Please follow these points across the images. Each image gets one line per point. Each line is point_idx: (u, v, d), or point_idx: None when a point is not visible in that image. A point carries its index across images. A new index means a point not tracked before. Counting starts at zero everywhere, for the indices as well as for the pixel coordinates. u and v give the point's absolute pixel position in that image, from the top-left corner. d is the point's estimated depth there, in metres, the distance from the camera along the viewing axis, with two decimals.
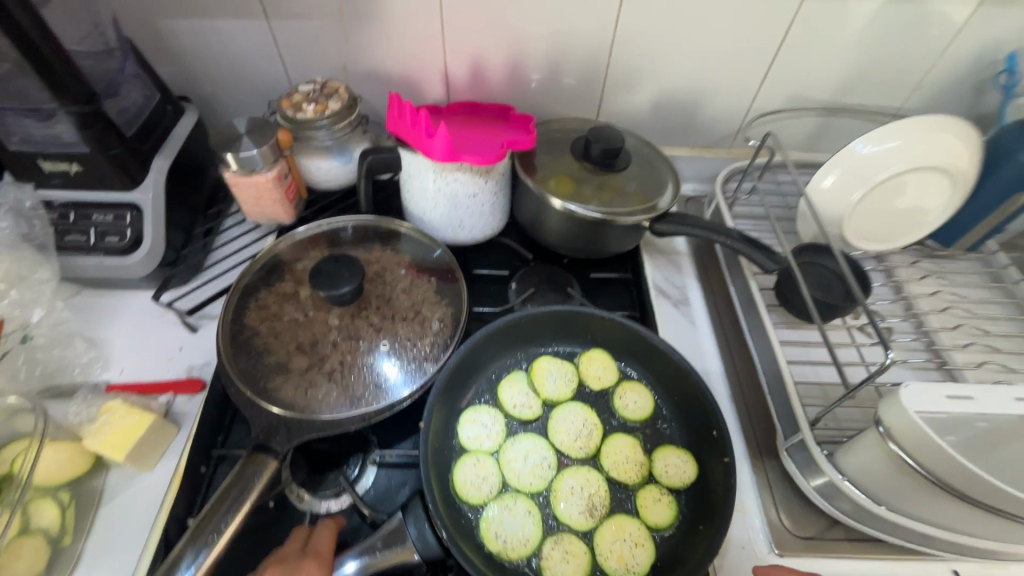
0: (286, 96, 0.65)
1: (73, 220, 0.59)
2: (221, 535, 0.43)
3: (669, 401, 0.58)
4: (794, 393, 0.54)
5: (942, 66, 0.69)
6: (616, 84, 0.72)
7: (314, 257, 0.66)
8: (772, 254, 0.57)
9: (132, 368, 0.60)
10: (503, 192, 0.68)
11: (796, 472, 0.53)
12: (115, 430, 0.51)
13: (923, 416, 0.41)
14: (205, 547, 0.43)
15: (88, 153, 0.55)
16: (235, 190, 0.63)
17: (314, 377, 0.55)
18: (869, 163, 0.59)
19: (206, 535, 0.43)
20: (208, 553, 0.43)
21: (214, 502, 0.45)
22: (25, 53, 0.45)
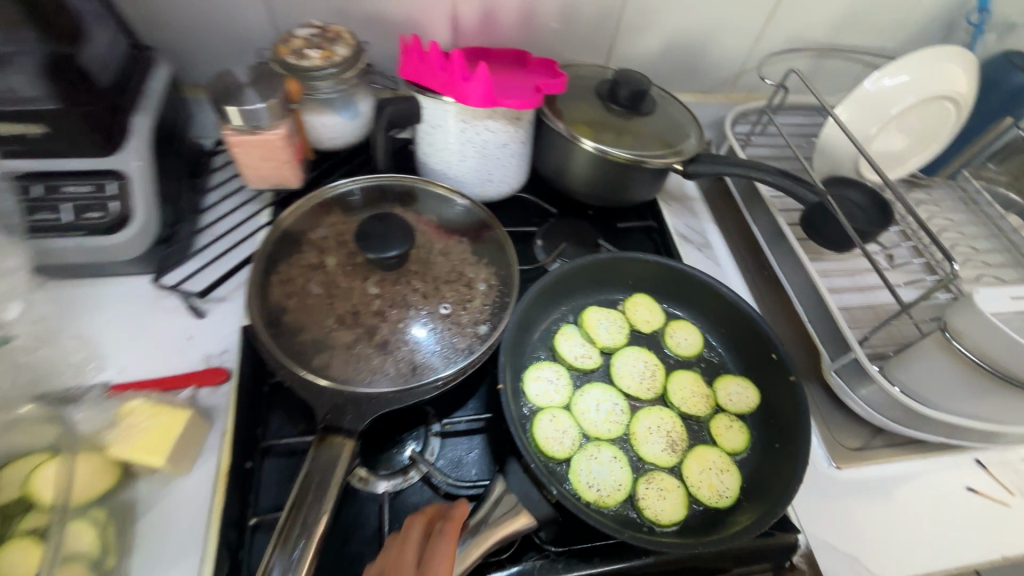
0: (281, 42, 0.57)
1: (40, 194, 0.49)
2: (312, 532, 0.40)
3: (719, 334, 0.59)
4: (839, 316, 0.57)
5: (924, 6, 0.74)
6: (629, 26, 0.70)
7: (331, 223, 0.59)
8: (810, 186, 0.59)
9: (136, 364, 0.52)
10: (529, 141, 0.65)
11: (846, 390, 0.57)
12: (146, 431, 0.45)
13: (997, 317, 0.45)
14: (302, 541, 0.39)
15: (56, 110, 0.45)
16: (238, 151, 0.55)
17: (366, 351, 0.51)
18: (882, 97, 0.61)
19: (297, 532, 0.39)
20: (306, 548, 0.39)
21: (288, 512, 0.40)
22: None
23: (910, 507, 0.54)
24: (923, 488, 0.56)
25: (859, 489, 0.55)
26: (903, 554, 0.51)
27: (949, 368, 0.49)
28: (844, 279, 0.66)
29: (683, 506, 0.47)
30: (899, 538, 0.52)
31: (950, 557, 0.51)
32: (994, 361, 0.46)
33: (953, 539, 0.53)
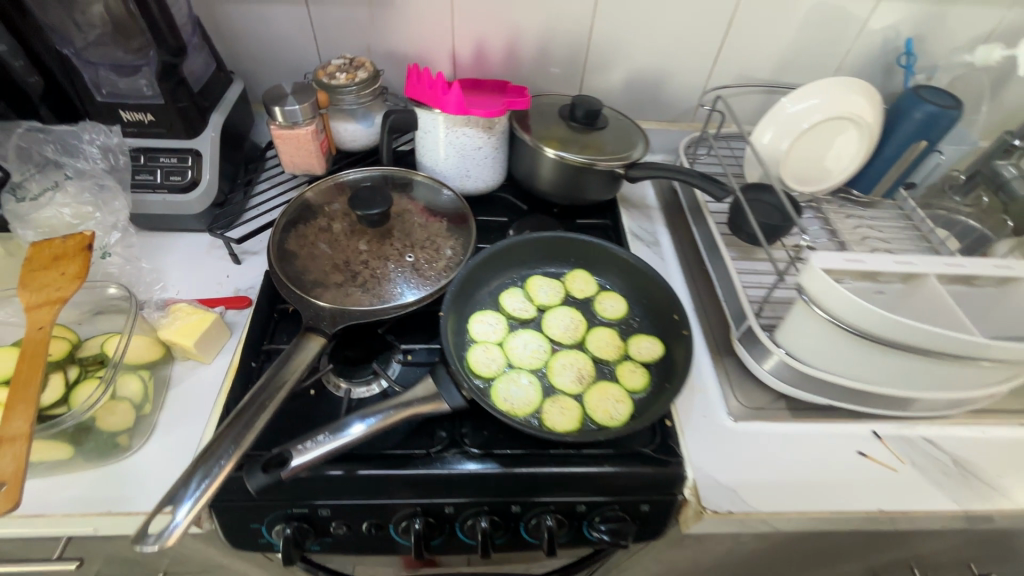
0: (321, 68, 0.78)
1: (142, 161, 0.70)
2: (221, 468, 0.48)
3: (641, 304, 0.70)
4: (742, 293, 0.68)
5: (856, 51, 0.86)
6: (594, 63, 0.87)
7: (341, 201, 0.77)
8: (722, 185, 0.72)
9: (186, 288, 0.70)
10: (502, 148, 0.82)
11: (749, 357, 0.66)
12: (185, 324, 0.62)
13: (826, 270, 0.54)
14: (207, 476, 0.47)
15: (162, 104, 0.67)
16: (279, 142, 0.75)
17: (350, 287, 0.67)
18: (795, 118, 0.74)
19: (210, 466, 0.48)
20: (210, 482, 0.47)
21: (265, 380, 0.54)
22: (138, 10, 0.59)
23: (796, 459, 0.62)
24: (814, 448, 0.63)
25: (752, 441, 0.63)
26: (779, 494, 0.58)
27: (817, 326, 0.58)
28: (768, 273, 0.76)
29: (578, 422, 0.58)
30: (780, 482, 0.59)
31: (824, 503, 0.58)
32: (843, 316, 0.55)
33: (831, 490, 0.59)
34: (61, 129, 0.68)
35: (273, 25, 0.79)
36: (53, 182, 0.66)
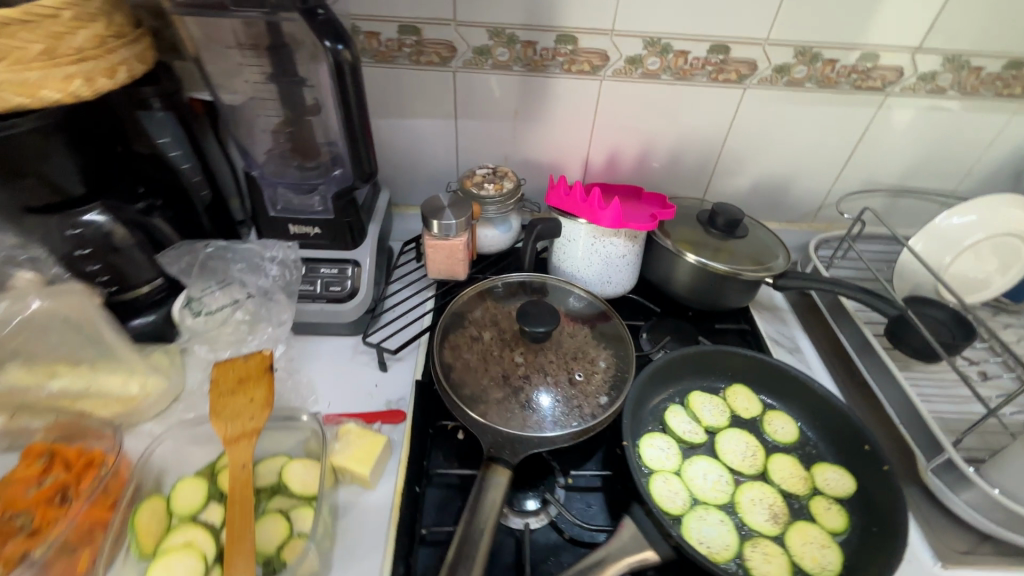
0: (466, 178, 0.80)
1: (304, 272, 0.70)
2: None
3: (814, 426, 0.67)
4: (932, 421, 0.64)
5: (988, 158, 0.86)
6: (722, 170, 0.88)
7: (486, 307, 0.77)
8: (889, 300, 0.68)
9: (337, 402, 0.68)
10: (636, 251, 0.79)
11: (945, 489, 0.61)
12: (357, 448, 0.60)
13: None
14: None
15: (332, 219, 0.68)
16: (431, 251, 0.76)
17: (512, 404, 0.64)
18: (955, 232, 0.73)
19: None
20: None
21: (464, 528, 0.51)
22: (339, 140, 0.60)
23: None
24: None
25: None
26: None
27: None
28: (933, 389, 0.72)
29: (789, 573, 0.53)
30: None
31: None
32: None
33: None
34: (250, 248, 0.71)
35: (420, 137, 0.83)
36: (234, 300, 0.68)
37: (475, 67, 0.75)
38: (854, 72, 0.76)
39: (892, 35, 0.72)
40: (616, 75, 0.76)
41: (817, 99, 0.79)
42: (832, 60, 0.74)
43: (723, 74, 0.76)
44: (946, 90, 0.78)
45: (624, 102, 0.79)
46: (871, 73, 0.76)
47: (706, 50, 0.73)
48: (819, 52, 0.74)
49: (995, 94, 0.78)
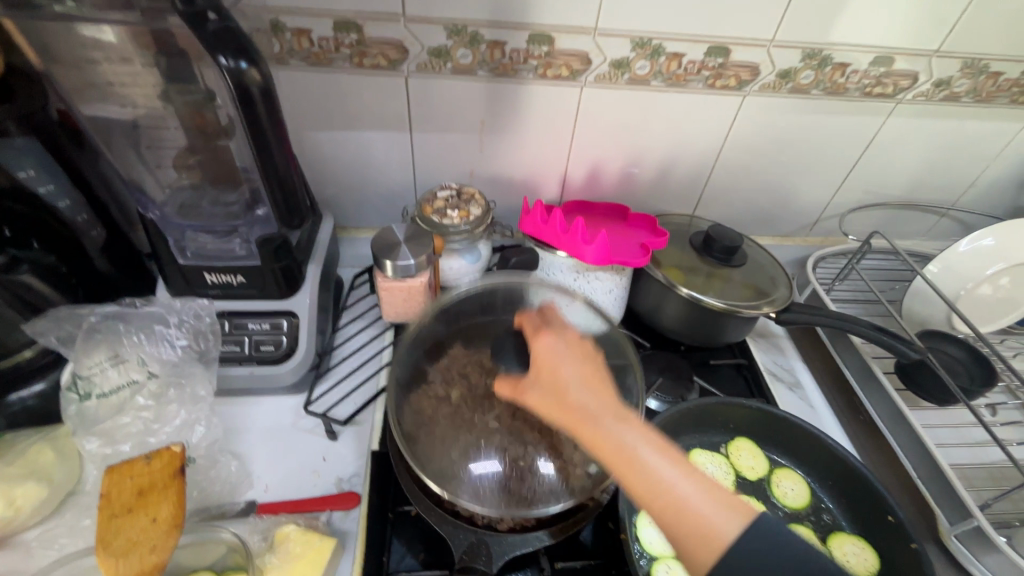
0: (425, 202, 0.67)
1: (228, 329, 0.58)
2: None
3: (826, 487, 0.60)
4: (956, 479, 0.57)
5: (996, 168, 0.79)
6: (715, 184, 0.78)
7: (453, 353, 0.64)
8: (911, 343, 0.61)
9: (277, 484, 0.56)
10: (622, 284, 0.69)
11: (970, 557, 0.55)
12: (298, 559, 0.48)
13: None
14: None
15: (259, 265, 0.55)
16: (386, 294, 0.64)
17: (487, 487, 0.53)
18: (972, 258, 0.70)
19: None
20: None
21: None
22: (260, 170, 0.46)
23: None
24: None
25: None
26: None
27: None
28: (948, 432, 0.66)
29: None
30: None
31: None
32: None
33: None
34: (151, 310, 0.57)
35: (369, 152, 0.70)
36: (133, 380, 0.53)
37: (431, 71, 0.62)
38: (865, 78, 0.67)
39: (910, 36, 0.63)
40: (599, 81, 0.65)
41: (822, 107, 0.70)
42: (842, 64, 0.65)
43: (721, 80, 0.66)
44: (961, 97, 0.70)
45: (608, 110, 0.68)
46: (884, 78, 0.67)
47: (704, 52, 0.63)
48: (829, 55, 0.64)
49: (1011, 101, 0.71)
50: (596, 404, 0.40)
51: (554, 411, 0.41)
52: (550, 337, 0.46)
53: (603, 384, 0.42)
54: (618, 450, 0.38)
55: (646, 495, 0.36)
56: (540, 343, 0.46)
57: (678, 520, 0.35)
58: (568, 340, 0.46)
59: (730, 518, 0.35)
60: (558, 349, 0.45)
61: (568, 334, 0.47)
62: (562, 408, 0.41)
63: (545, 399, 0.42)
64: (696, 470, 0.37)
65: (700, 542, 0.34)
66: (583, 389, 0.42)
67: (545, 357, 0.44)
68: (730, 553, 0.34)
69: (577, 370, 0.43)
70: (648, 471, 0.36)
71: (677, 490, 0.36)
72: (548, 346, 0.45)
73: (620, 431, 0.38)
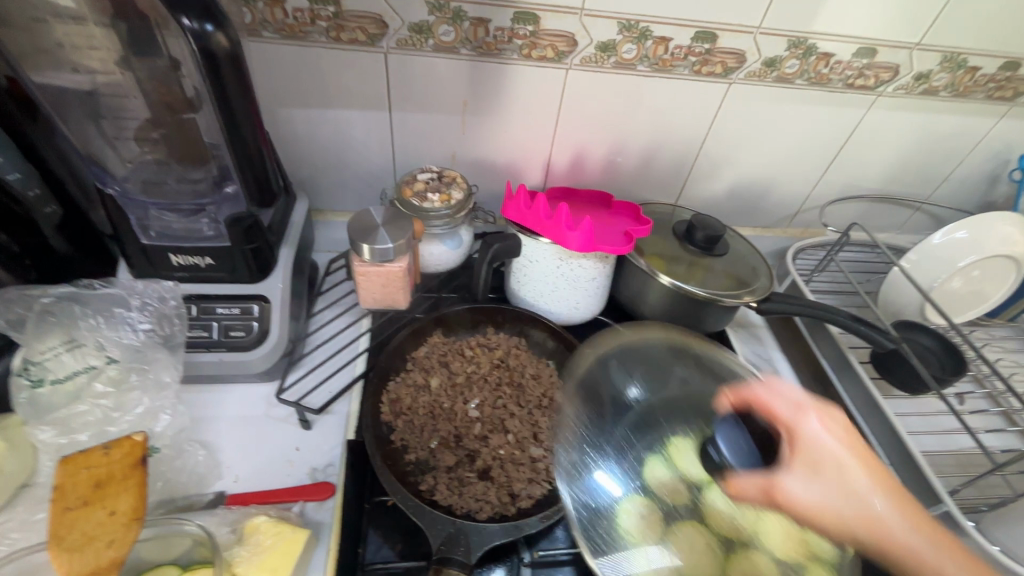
0: (405, 185, 0.65)
1: (196, 313, 0.55)
2: None
3: None
4: (928, 466, 0.58)
5: (969, 164, 0.80)
6: (699, 173, 0.78)
7: (432, 343, 0.65)
8: (887, 333, 0.61)
9: (247, 475, 0.54)
10: (605, 274, 0.69)
11: None
12: (269, 551, 0.46)
13: None
14: None
15: (228, 247, 0.53)
16: (362, 279, 0.62)
17: (465, 475, 0.54)
18: (949, 250, 0.70)
19: None
20: None
21: None
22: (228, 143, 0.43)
23: None
24: None
25: None
26: None
27: None
28: (918, 421, 0.67)
29: None
30: None
31: None
32: None
33: None
34: (111, 291, 0.54)
35: (347, 131, 0.67)
36: (91, 365, 0.51)
37: (412, 48, 0.60)
38: (848, 69, 0.67)
39: (893, 27, 0.64)
40: (584, 64, 0.63)
41: (805, 98, 0.70)
42: (827, 53, 0.65)
43: (707, 67, 0.65)
44: (939, 91, 0.71)
45: (594, 94, 0.67)
46: (866, 70, 0.67)
47: (691, 37, 0.62)
48: (814, 44, 0.64)
49: (987, 97, 0.72)
50: (883, 501, 0.42)
51: (825, 513, 0.40)
52: (820, 430, 0.42)
53: (872, 470, 0.44)
54: (899, 550, 0.40)
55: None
56: (815, 434, 0.42)
57: None
58: (834, 427, 0.43)
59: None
60: (836, 447, 0.42)
61: (832, 418, 0.44)
62: (857, 513, 0.41)
63: (830, 500, 0.40)
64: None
65: None
66: (868, 490, 0.42)
67: (815, 448, 0.42)
68: None
69: (863, 471, 0.42)
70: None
71: None
72: (830, 446, 0.42)
73: (907, 532, 0.40)
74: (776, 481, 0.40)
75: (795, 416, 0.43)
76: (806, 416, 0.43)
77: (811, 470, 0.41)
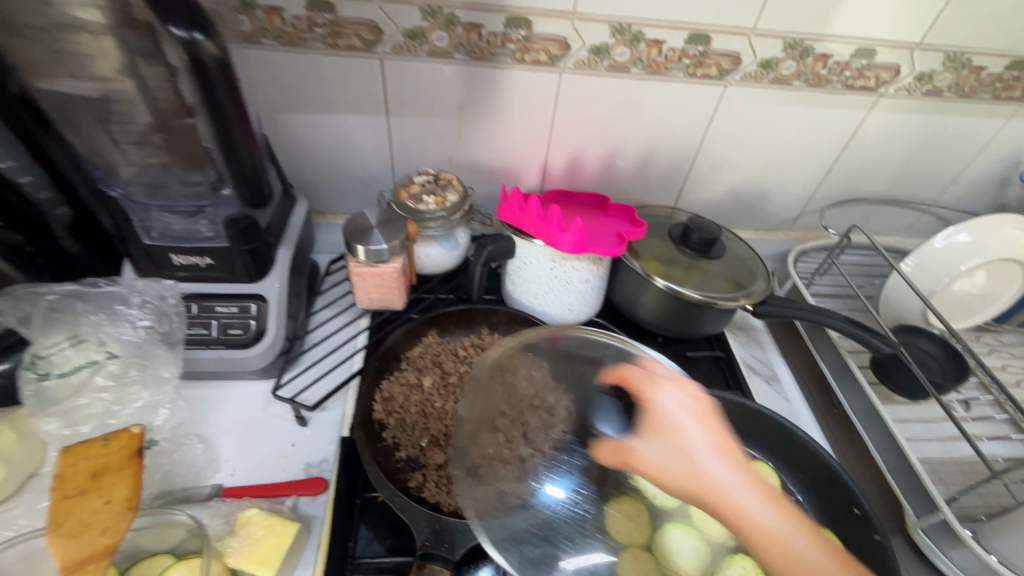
0: (402, 188, 0.66)
1: (196, 312, 0.57)
2: None
3: (797, 480, 0.60)
4: (925, 472, 0.57)
5: (977, 165, 0.79)
6: (696, 176, 0.78)
7: (426, 344, 0.66)
8: (884, 336, 0.60)
9: (242, 469, 0.56)
10: (600, 276, 0.69)
11: (935, 550, 0.55)
12: (259, 543, 0.48)
13: None
14: None
15: (226, 247, 0.55)
16: (358, 279, 0.63)
17: (453, 474, 0.54)
18: (948, 254, 0.69)
19: None
20: None
21: None
22: (223, 146, 0.45)
23: None
24: None
25: None
26: None
27: None
28: (920, 427, 0.66)
29: None
30: None
31: None
32: None
33: None
34: (114, 289, 0.56)
35: (345, 136, 0.69)
36: (92, 360, 0.53)
37: (407, 53, 0.61)
38: (847, 70, 0.66)
39: (892, 28, 0.63)
40: (578, 68, 0.64)
41: (803, 99, 0.69)
42: (824, 55, 0.64)
43: (701, 69, 0.65)
44: (943, 92, 0.69)
45: (588, 97, 0.67)
46: (865, 71, 0.66)
47: (684, 40, 0.62)
48: (811, 46, 0.64)
49: (994, 97, 0.70)
50: (734, 477, 0.39)
51: (689, 481, 0.39)
52: (666, 398, 0.43)
53: (732, 452, 0.40)
54: (761, 530, 0.37)
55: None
56: (666, 404, 0.42)
57: None
58: (687, 398, 0.43)
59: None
60: (683, 416, 0.42)
61: (686, 388, 0.44)
62: (690, 487, 0.39)
63: (670, 465, 0.40)
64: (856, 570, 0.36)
65: None
66: (718, 464, 0.39)
67: (665, 419, 0.42)
68: None
69: (716, 446, 0.40)
70: (806, 564, 0.36)
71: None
72: (673, 412, 0.42)
73: (769, 512, 0.37)
74: (632, 444, 0.43)
75: (647, 387, 0.44)
76: (656, 383, 0.44)
77: (654, 435, 0.42)
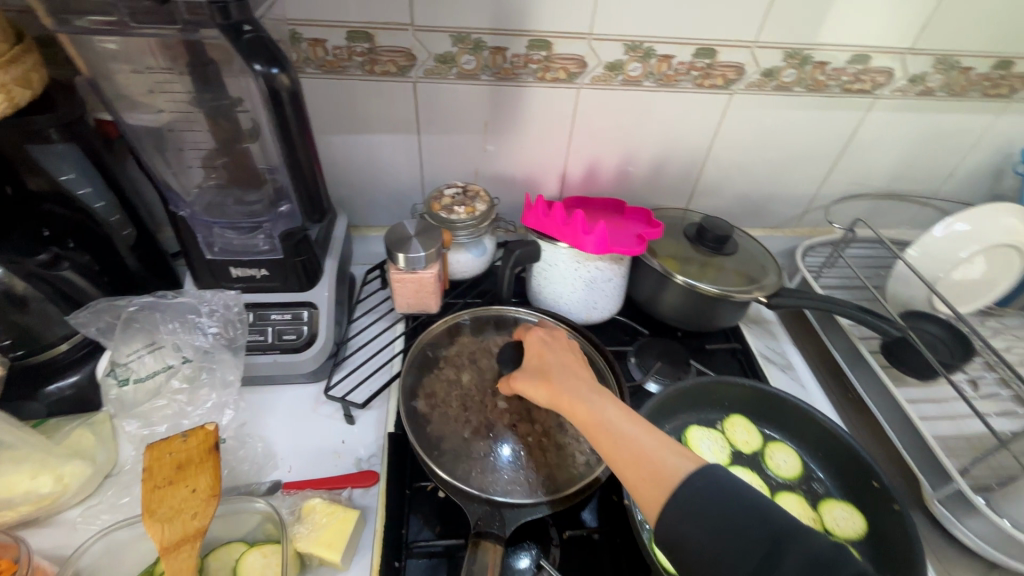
0: (435, 200, 0.71)
1: (252, 320, 0.61)
2: None
3: (815, 460, 0.64)
4: (938, 447, 0.60)
5: (973, 158, 0.83)
6: (706, 178, 0.83)
7: (459, 344, 0.69)
8: (891, 321, 0.64)
9: (299, 464, 0.60)
10: (620, 274, 0.73)
11: (951, 519, 0.59)
12: (324, 529, 0.52)
13: None
14: None
15: (281, 259, 0.59)
16: (397, 285, 0.68)
17: (496, 463, 0.57)
18: (947, 243, 0.73)
19: None
20: None
21: None
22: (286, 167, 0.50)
23: None
24: None
25: None
26: None
27: None
28: (931, 406, 0.69)
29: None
30: None
31: None
32: None
33: None
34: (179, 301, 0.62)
35: (379, 154, 0.74)
36: (169, 365, 0.59)
37: (437, 76, 0.67)
38: (843, 75, 0.71)
39: (883, 35, 0.68)
40: (594, 83, 0.69)
41: (804, 104, 0.74)
42: (822, 62, 0.70)
43: (708, 80, 0.70)
44: (935, 92, 0.74)
45: (604, 110, 0.72)
46: (861, 75, 0.71)
47: (692, 54, 0.67)
48: (809, 54, 0.69)
49: (984, 95, 0.75)
50: (576, 381, 0.50)
51: (539, 386, 0.52)
52: (536, 336, 0.57)
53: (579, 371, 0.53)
54: (587, 413, 0.47)
55: (612, 451, 0.44)
56: (532, 339, 0.57)
57: (635, 466, 0.42)
58: (552, 338, 0.57)
59: (680, 459, 0.41)
60: (544, 346, 0.56)
61: (553, 335, 0.58)
62: (543, 390, 0.51)
63: (531, 376, 0.53)
64: (658, 433, 0.44)
65: (651, 483, 0.41)
66: (561, 374, 0.52)
67: (533, 351, 0.56)
68: (676, 489, 0.39)
69: (563, 365, 0.53)
70: (609, 426, 0.45)
71: (634, 442, 0.43)
72: (537, 343, 0.56)
73: (592, 399, 0.48)
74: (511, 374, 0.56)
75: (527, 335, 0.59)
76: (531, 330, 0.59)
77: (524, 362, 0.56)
